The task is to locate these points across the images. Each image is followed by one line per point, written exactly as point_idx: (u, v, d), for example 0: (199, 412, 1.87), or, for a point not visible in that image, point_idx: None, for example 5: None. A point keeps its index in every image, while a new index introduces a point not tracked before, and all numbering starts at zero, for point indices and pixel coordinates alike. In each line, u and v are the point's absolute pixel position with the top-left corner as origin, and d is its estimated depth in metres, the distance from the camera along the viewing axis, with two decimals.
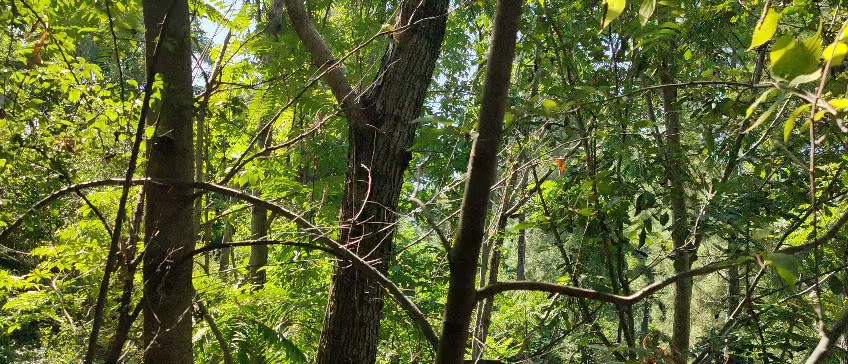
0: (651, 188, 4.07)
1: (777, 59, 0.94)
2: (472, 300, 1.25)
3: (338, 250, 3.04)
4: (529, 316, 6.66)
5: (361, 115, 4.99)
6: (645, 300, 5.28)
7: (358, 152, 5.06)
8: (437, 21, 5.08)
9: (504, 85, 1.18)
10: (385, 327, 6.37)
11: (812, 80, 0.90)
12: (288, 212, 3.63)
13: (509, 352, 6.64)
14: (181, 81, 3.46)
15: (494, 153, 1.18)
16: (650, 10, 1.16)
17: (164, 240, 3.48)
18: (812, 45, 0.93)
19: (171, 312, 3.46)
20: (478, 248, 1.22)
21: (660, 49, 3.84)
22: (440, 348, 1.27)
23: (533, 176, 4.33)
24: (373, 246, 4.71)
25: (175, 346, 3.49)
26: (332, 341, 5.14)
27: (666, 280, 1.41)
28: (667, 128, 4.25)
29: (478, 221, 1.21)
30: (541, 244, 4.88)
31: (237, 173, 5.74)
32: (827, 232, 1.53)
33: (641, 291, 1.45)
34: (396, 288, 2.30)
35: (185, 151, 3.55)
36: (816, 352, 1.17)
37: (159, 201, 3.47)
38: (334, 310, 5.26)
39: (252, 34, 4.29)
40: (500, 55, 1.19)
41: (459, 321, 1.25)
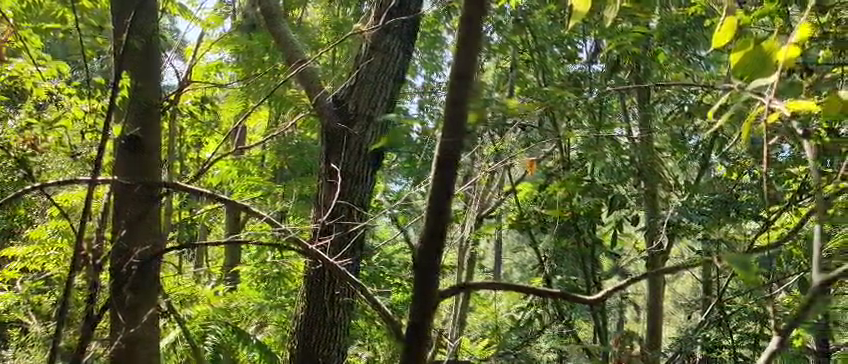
0: (622, 189, 4.11)
1: (736, 61, 1.04)
2: (433, 299, 1.35)
3: (306, 250, 3.07)
4: (504, 316, 6.68)
5: (332, 115, 5.06)
6: (619, 301, 5.33)
7: (330, 152, 5.16)
8: (410, 20, 5.08)
9: (468, 84, 1.25)
10: (361, 328, 6.36)
11: (767, 87, 1.02)
12: (258, 211, 3.64)
13: (484, 353, 6.64)
14: (149, 79, 3.45)
15: (457, 152, 1.27)
16: (612, 12, 1.19)
17: (131, 241, 3.47)
18: (770, 48, 1.03)
19: (139, 311, 3.44)
20: (441, 249, 1.32)
21: (633, 52, 3.87)
22: (403, 351, 1.36)
23: (507, 177, 4.35)
24: (344, 246, 4.72)
25: (140, 345, 3.49)
26: (302, 341, 5.21)
27: (627, 278, 1.62)
28: (640, 130, 4.28)
29: (439, 221, 1.30)
30: (517, 244, 4.91)
31: (211, 172, 5.71)
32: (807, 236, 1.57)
33: (611, 291, 1.63)
34: (367, 288, 2.30)
35: (153, 151, 3.54)
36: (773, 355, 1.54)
37: (126, 200, 3.45)
38: (306, 310, 5.26)
39: (224, 33, 4.27)
40: (467, 53, 1.23)
41: (421, 320, 1.34)
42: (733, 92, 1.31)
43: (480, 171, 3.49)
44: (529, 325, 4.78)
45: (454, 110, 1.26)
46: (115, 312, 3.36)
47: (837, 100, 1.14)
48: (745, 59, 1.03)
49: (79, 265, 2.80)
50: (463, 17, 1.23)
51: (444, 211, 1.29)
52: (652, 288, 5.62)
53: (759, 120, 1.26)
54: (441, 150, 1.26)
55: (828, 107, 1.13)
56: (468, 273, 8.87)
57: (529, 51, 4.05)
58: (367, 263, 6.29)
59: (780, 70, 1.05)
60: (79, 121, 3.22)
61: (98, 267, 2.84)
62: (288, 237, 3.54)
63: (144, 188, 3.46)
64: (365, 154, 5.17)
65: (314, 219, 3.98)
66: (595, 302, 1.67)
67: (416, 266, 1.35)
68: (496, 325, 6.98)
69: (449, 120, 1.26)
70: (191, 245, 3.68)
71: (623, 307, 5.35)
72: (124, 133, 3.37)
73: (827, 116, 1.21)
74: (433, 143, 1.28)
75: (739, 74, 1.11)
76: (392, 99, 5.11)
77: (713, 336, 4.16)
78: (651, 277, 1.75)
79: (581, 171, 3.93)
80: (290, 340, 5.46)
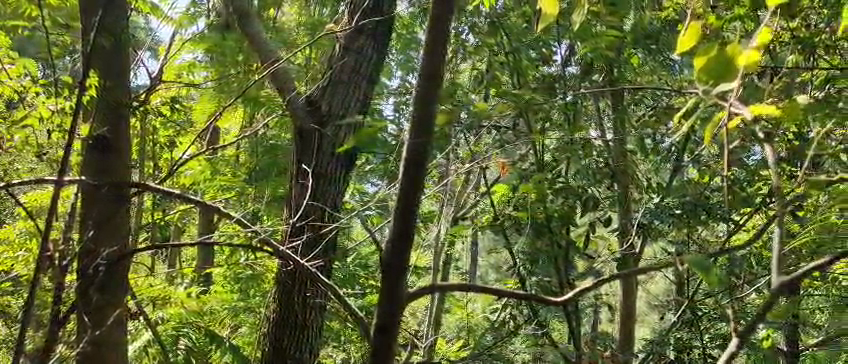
0: (594, 191, 4.14)
1: (701, 64, 1.04)
2: (402, 296, 1.48)
3: (276, 251, 3.06)
4: (480, 318, 6.68)
5: (305, 115, 4.99)
6: (593, 303, 5.33)
7: (301, 153, 5.04)
8: (384, 21, 5.10)
9: (435, 85, 1.47)
10: (334, 329, 6.31)
11: (730, 91, 1.02)
12: (228, 212, 3.61)
13: (458, 354, 6.62)
14: (120, 79, 3.42)
15: (424, 150, 1.46)
16: (580, 15, 1.20)
17: (98, 241, 3.42)
18: (733, 51, 1.03)
19: (105, 313, 3.39)
20: (410, 244, 1.47)
21: (607, 55, 3.87)
22: (372, 346, 1.48)
23: (482, 178, 4.34)
24: (316, 247, 4.68)
25: (107, 347, 3.45)
26: (275, 344, 5.19)
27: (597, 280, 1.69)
28: (613, 132, 4.30)
29: (408, 218, 1.46)
30: (492, 245, 4.90)
31: (182, 173, 5.64)
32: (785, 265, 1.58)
33: (575, 291, 1.71)
34: (338, 290, 2.28)
35: (121, 152, 3.51)
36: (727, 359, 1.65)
37: (94, 201, 3.41)
38: (278, 311, 5.24)
39: (196, 32, 4.23)
40: (433, 58, 1.46)
41: (389, 317, 1.47)
42: (694, 97, 1.33)
43: (452, 172, 3.48)
44: (503, 327, 4.77)
45: (422, 114, 1.47)
46: (82, 312, 3.33)
47: (795, 105, 1.16)
48: (708, 64, 1.04)
49: (44, 266, 2.75)
50: (430, 33, 1.47)
51: (412, 206, 1.45)
52: (625, 289, 5.65)
53: (720, 125, 1.28)
54: (409, 150, 1.45)
55: (786, 113, 1.15)
56: (442, 274, 8.83)
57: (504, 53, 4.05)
58: (341, 264, 6.25)
59: (743, 74, 1.06)
60: (45, 120, 3.17)
61: (65, 269, 2.80)
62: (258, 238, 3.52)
63: (112, 188, 3.42)
64: (338, 154, 5.15)
65: (284, 221, 3.97)
66: (558, 301, 1.77)
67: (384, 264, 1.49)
68: (471, 326, 6.98)
69: (417, 122, 1.47)
70: (161, 247, 3.64)
71: (597, 309, 5.36)
72: (94, 133, 3.35)
73: (789, 122, 1.22)
74: (403, 146, 1.48)
75: (701, 77, 1.11)
76: (366, 100, 5.18)
77: (685, 337, 4.19)
78: (623, 278, 1.82)
79: (554, 173, 3.93)
80: (262, 343, 5.41)
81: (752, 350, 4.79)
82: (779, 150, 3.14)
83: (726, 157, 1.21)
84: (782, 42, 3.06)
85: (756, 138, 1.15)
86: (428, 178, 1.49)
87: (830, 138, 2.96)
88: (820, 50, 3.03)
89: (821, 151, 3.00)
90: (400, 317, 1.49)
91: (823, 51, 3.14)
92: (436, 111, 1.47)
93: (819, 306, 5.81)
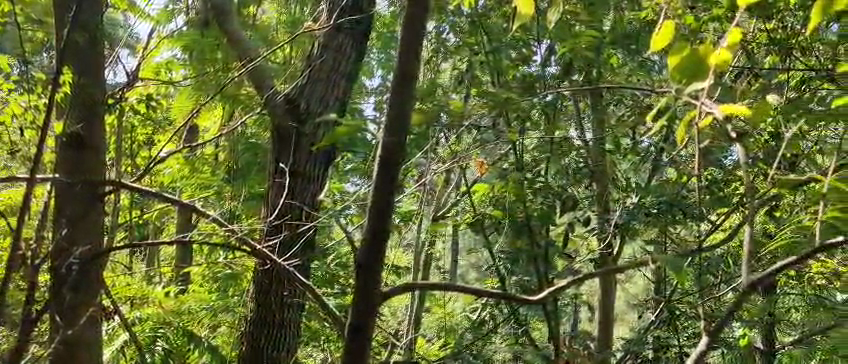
0: (573, 191, 4.16)
1: (675, 63, 1.06)
2: (375, 298, 1.58)
3: (253, 251, 3.04)
4: (460, 318, 6.67)
5: (284, 114, 4.96)
6: (573, 303, 5.35)
7: (280, 152, 5.11)
8: (364, 20, 5.09)
9: (408, 85, 1.55)
10: (314, 329, 6.29)
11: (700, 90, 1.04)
12: (205, 210, 3.60)
13: (438, 354, 6.62)
14: (94, 77, 3.38)
15: (397, 149, 1.55)
16: (556, 14, 1.21)
17: (72, 239, 3.39)
18: (703, 52, 1.06)
19: (78, 312, 3.35)
20: (383, 243, 1.57)
21: (585, 55, 3.89)
22: (347, 343, 1.58)
23: (463, 178, 4.34)
24: (294, 247, 4.66)
25: (79, 347, 3.41)
26: (252, 343, 5.18)
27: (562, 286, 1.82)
28: (592, 132, 4.31)
29: (382, 219, 1.56)
30: (473, 245, 4.90)
31: (160, 172, 5.61)
32: (761, 261, 1.66)
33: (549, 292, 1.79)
34: (315, 291, 2.27)
35: (96, 149, 3.48)
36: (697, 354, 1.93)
37: (69, 199, 3.38)
38: (256, 312, 5.23)
39: (174, 30, 4.20)
40: (406, 59, 1.55)
41: (364, 317, 1.57)
42: (665, 96, 1.34)
43: (430, 172, 3.49)
44: (482, 327, 4.77)
45: (397, 113, 1.56)
46: (54, 312, 3.29)
47: (764, 103, 1.18)
48: (682, 64, 1.06)
49: (17, 265, 2.72)
50: (404, 35, 1.55)
51: (386, 210, 1.55)
52: (604, 289, 5.67)
53: (690, 123, 1.29)
54: (384, 151, 1.54)
55: (756, 113, 1.17)
56: (423, 274, 8.82)
57: (484, 52, 4.05)
58: (321, 263, 6.22)
59: (713, 74, 1.08)
60: (17, 118, 3.12)
61: (37, 268, 2.76)
62: (235, 237, 3.51)
63: (88, 185, 3.42)
64: (318, 153, 5.13)
65: (261, 220, 3.96)
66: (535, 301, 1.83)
67: (359, 264, 1.60)
68: (451, 326, 6.97)
69: (392, 123, 1.56)
70: (137, 247, 3.62)
71: (576, 308, 5.38)
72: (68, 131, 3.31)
73: (759, 121, 1.24)
74: (378, 146, 1.57)
75: (673, 78, 1.14)
76: (344, 99, 5.21)
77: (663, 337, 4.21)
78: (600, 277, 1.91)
79: (531, 173, 3.95)
80: (240, 343, 5.39)
81: (730, 349, 4.82)
82: (755, 151, 3.16)
83: (696, 154, 1.23)
84: (759, 45, 3.09)
85: (726, 137, 1.17)
86: (402, 177, 1.58)
87: (805, 140, 3.00)
88: (796, 52, 3.07)
89: (795, 153, 3.04)
90: (374, 318, 1.59)
91: (799, 53, 3.18)
92: (411, 112, 1.56)
93: (795, 306, 5.87)
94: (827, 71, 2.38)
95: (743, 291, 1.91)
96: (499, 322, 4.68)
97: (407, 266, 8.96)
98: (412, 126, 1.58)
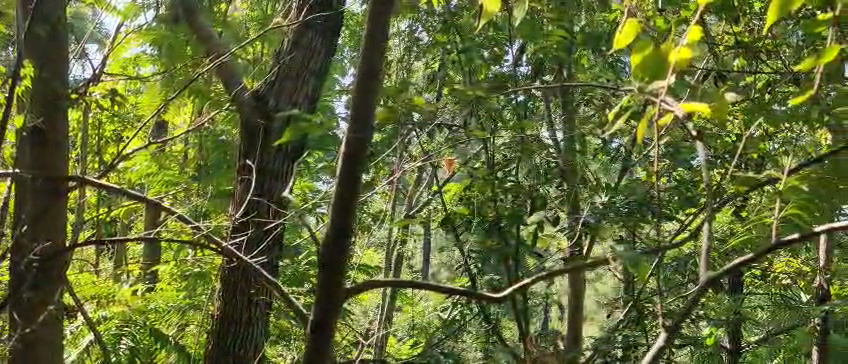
0: (541, 190, 4.19)
1: (637, 62, 1.11)
2: (338, 296, 1.62)
3: (221, 248, 3.01)
4: (431, 316, 6.68)
5: (252, 110, 4.84)
6: (542, 301, 5.38)
7: (248, 149, 5.05)
8: (335, 17, 5.08)
9: (374, 82, 1.55)
10: (284, 328, 6.26)
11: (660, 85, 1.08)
12: (171, 208, 3.56)
13: (408, 353, 6.63)
14: (56, 71, 3.32)
15: (359, 147, 1.55)
16: (522, 11, 1.24)
17: (32, 235, 3.34)
18: (665, 50, 1.09)
19: (38, 310, 3.30)
20: (345, 241, 1.59)
21: (556, 55, 3.91)
22: (310, 340, 1.63)
23: (434, 176, 4.34)
24: (262, 244, 4.63)
25: (41, 346, 3.31)
26: (218, 341, 5.15)
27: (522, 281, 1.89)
28: (562, 133, 4.34)
29: (345, 218, 1.57)
30: (444, 244, 4.92)
31: (128, 168, 5.53)
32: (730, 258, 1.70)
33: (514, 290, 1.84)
34: (283, 289, 2.25)
35: (60, 144, 3.42)
36: (654, 348, 2.04)
37: (29, 196, 3.33)
38: (222, 310, 5.22)
39: (141, 25, 4.15)
40: (370, 56, 1.55)
41: (325, 313, 1.61)
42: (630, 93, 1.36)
43: (401, 170, 3.49)
44: (452, 325, 4.78)
45: (361, 111, 1.56)
46: (13, 309, 3.24)
47: (723, 103, 1.20)
48: (642, 62, 1.10)
49: None
50: (369, 31, 1.54)
51: (349, 208, 1.57)
52: (574, 288, 5.71)
53: (654, 121, 1.33)
54: (348, 148, 1.54)
55: (715, 111, 1.20)
56: (395, 273, 8.81)
57: (456, 50, 4.06)
58: (292, 262, 6.20)
59: (674, 71, 1.11)
60: None
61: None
62: (202, 234, 3.47)
63: (49, 181, 3.33)
64: (288, 150, 5.11)
65: (228, 217, 3.93)
66: (499, 298, 1.87)
67: (322, 263, 1.62)
68: (421, 325, 6.99)
69: (356, 119, 1.56)
70: (100, 244, 3.57)
71: (546, 306, 5.42)
72: (29, 125, 3.25)
73: (719, 119, 1.28)
74: (342, 142, 1.57)
75: (635, 77, 1.17)
76: (314, 97, 5.19)
77: (630, 336, 4.25)
78: (554, 275, 2.02)
79: (498, 173, 3.98)
80: (206, 342, 5.35)
81: (696, 348, 4.88)
82: (721, 151, 3.22)
83: (659, 149, 1.25)
84: (725, 46, 3.14)
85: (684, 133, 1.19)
86: (365, 174, 1.59)
87: (768, 140, 3.05)
88: (762, 54, 3.12)
89: (760, 153, 3.09)
90: (334, 316, 1.63)
91: (764, 55, 3.24)
92: (375, 109, 1.57)
93: (761, 306, 5.94)
94: (791, 72, 2.42)
95: (703, 290, 1.93)
96: (469, 320, 4.69)
97: (378, 264, 8.96)
98: (375, 122, 1.58)
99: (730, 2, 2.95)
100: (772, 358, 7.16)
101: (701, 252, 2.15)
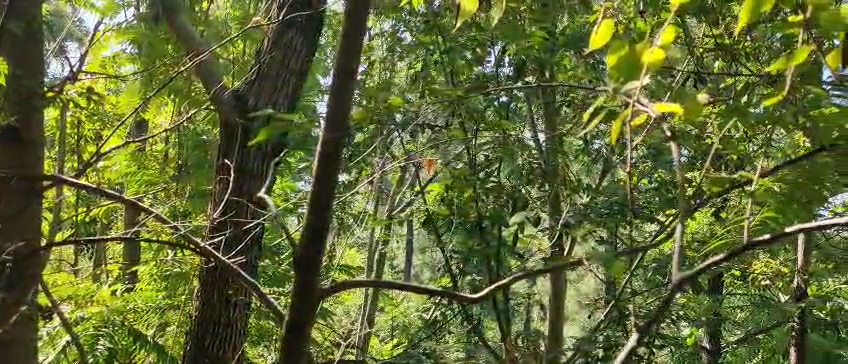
0: (523, 191, 4.19)
1: (613, 62, 1.13)
2: (314, 296, 1.62)
3: (198, 248, 2.98)
4: (413, 317, 6.67)
5: (232, 110, 4.81)
6: (524, 302, 5.38)
7: (227, 149, 5.02)
8: (316, 17, 5.06)
9: (351, 81, 1.55)
10: (265, 328, 6.23)
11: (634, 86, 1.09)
12: (150, 208, 3.52)
13: (390, 353, 6.61)
14: (31, 70, 3.27)
15: (336, 147, 1.55)
16: (499, 12, 1.25)
17: (5, 235, 3.30)
18: (639, 51, 1.10)
19: (11, 310, 3.25)
20: (322, 242, 1.59)
21: (537, 56, 3.90)
22: (284, 342, 1.62)
23: (416, 177, 4.32)
24: (240, 244, 4.60)
25: (13, 346, 3.27)
26: (197, 342, 5.12)
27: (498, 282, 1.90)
28: (544, 134, 4.34)
29: (322, 217, 1.57)
30: (426, 245, 4.91)
31: (107, 168, 5.48)
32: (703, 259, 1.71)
33: (491, 290, 1.86)
34: (260, 290, 2.23)
35: (34, 143, 3.38)
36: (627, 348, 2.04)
37: (3, 194, 3.29)
38: (200, 310, 5.18)
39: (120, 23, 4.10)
40: (348, 57, 1.55)
41: (301, 315, 1.61)
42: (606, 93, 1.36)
43: (383, 170, 3.48)
44: (433, 325, 4.77)
45: (338, 111, 1.55)
46: None
47: (697, 105, 1.22)
48: (619, 62, 1.12)
49: None
50: (346, 31, 1.54)
51: (326, 207, 1.57)
52: (555, 289, 5.72)
53: (630, 121, 1.34)
54: (323, 148, 1.54)
55: (688, 112, 1.21)
56: (377, 273, 8.79)
57: (438, 51, 4.05)
58: (272, 262, 6.16)
59: (648, 72, 1.12)
60: None
61: None
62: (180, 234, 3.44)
63: (23, 181, 3.28)
64: (269, 150, 5.08)
65: (207, 217, 3.90)
66: (474, 298, 1.88)
67: (298, 264, 1.62)
68: (403, 325, 6.98)
69: (333, 119, 1.55)
70: (78, 244, 3.52)
71: (527, 306, 5.42)
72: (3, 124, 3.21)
73: (691, 120, 1.30)
74: (318, 141, 1.56)
75: (611, 78, 1.18)
76: (295, 96, 5.17)
77: (611, 336, 4.26)
78: (531, 275, 2.02)
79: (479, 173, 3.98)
80: (185, 342, 5.32)
81: (676, 348, 4.90)
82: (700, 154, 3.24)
83: (635, 150, 1.26)
84: (705, 49, 3.15)
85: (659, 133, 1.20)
86: (342, 175, 1.59)
87: (748, 143, 3.06)
88: (741, 56, 3.13)
89: (739, 155, 3.10)
90: (311, 316, 1.63)
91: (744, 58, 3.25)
92: (351, 109, 1.56)
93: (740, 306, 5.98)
94: (771, 76, 2.44)
95: (678, 290, 1.94)
96: (450, 320, 4.68)
97: (360, 264, 8.94)
98: (352, 121, 1.58)
99: (710, 5, 2.96)
100: (751, 358, 7.22)
101: (678, 253, 2.16)
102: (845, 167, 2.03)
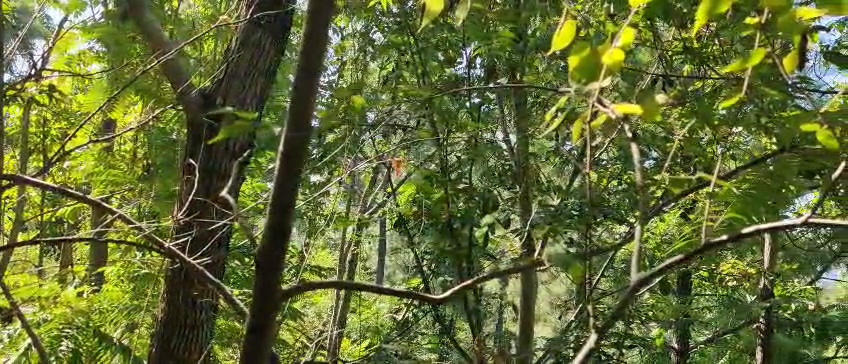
0: (494, 192, 4.18)
1: (576, 63, 1.13)
2: (274, 296, 1.60)
3: (165, 249, 2.94)
4: (385, 318, 6.64)
5: (200, 109, 4.75)
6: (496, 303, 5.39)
7: (194, 147, 4.96)
8: (285, 16, 5.03)
9: (315, 77, 1.54)
10: (233, 329, 6.17)
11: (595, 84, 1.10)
12: (114, 208, 3.46)
13: (361, 355, 6.59)
14: None
15: (299, 145, 1.53)
16: (462, 12, 1.25)
17: None
18: (600, 53, 1.12)
19: None
20: (284, 239, 1.58)
21: (508, 58, 3.90)
22: (245, 341, 1.62)
23: (386, 177, 4.30)
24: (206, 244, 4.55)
25: None
26: (163, 343, 5.06)
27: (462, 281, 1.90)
28: (515, 135, 4.35)
29: (283, 217, 1.56)
30: (397, 246, 4.89)
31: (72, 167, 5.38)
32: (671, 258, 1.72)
33: (453, 290, 1.87)
34: (224, 290, 2.20)
35: None
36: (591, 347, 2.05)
37: None
38: (166, 311, 5.12)
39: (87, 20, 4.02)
40: (311, 54, 1.53)
41: (263, 314, 1.60)
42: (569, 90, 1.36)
43: (353, 170, 3.40)
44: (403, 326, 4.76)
45: (301, 109, 1.54)
46: None
47: (656, 106, 1.23)
48: (581, 64, 1.13)
49: None
50: (309, 28, 1.53)
51: (287, 206, 1.55)
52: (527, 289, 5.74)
53: (591, 121, 1.34)
54: (286, 146, 1.53)
55: (647, 113, 1.22)
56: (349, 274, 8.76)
57: (409, 51, 4.03)
58: (241, 263, 6.09)
59: (607, 73, 1.13)
60: None
61: None
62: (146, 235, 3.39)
63: None
64: (237, 151, 5.03)
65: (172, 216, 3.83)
66: (438, 299, 1.89)
67: (259, 264, 1.61)
68: (375, 326, 6.95)
69: (296, 116, 1.54)
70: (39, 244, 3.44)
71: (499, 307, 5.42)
72: None
73: (652, 120, 1.31)
74: (281, 140, 1.55)
75: (573, 77, 1.19)
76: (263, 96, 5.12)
77: (580, 336, 4.28)
78: (495, 275, 2.04)
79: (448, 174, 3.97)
80: (151, 344, 5.25)
81: (645, 349, 4.94)
82: (669, 156, 3.26)
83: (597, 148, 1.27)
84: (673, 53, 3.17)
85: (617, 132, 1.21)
86: (304, 173, 1.58)
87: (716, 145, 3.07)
88: (708, 60, 3.15)
89: (705, 157, 3.12)
90: (271, 315, 1.62)
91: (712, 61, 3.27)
92: (314, 107, 1.55)
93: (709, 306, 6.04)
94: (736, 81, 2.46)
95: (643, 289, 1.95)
96: (420, 321, 4.67)
97: (332, 265, 8.91)
98: (316, 121, 1.57)
99: (680, 7, 2.98)
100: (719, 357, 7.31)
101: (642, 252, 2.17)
102: (808, 168, 2.03)
